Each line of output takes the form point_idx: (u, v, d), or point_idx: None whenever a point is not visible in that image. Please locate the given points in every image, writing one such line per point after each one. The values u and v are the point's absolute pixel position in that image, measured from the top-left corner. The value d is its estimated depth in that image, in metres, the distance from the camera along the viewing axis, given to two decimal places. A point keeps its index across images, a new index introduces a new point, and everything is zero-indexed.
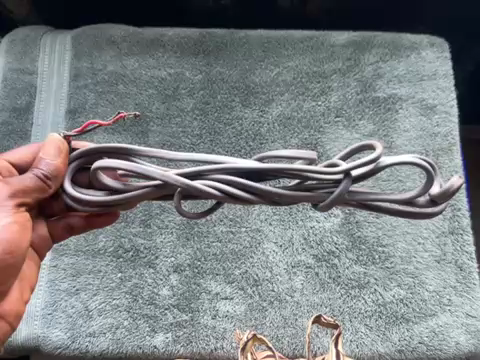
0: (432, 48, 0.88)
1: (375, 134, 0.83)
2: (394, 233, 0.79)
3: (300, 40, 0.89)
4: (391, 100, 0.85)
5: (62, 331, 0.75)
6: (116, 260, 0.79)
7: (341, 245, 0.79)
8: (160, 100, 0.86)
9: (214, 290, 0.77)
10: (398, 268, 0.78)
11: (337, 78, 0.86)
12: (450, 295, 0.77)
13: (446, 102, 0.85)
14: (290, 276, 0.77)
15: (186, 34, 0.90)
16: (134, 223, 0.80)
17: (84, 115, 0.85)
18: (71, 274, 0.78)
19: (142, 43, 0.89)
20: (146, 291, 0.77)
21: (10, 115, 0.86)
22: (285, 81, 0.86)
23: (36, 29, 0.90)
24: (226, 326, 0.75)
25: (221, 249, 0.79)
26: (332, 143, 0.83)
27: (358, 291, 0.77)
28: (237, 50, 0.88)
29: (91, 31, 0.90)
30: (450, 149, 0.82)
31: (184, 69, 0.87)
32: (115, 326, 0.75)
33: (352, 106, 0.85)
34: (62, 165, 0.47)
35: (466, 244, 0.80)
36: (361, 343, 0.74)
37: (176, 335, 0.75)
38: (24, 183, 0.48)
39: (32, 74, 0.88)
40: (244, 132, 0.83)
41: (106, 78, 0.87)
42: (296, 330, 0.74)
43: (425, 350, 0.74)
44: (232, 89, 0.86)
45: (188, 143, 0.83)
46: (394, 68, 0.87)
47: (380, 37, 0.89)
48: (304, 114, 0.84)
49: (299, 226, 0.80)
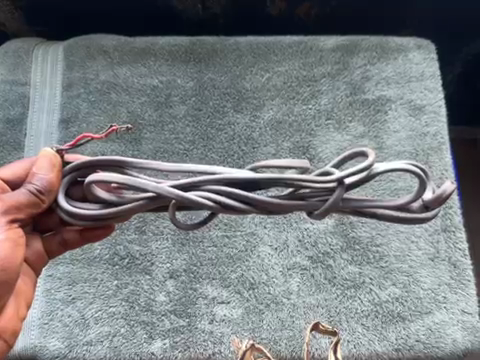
0: (418, 50, 0.89)
1: (366, 136, 0.84)
2: (387, 232, 0.80)
3: (289, 46, 0.89)
4: (380, 101, 0.86)
5: (59, 341, 0.75)
6: (112, 267, 0.79)
7: (336, 246, 0.79)
8: (153, 108, 0.86)
9: (210, 295, 0.77)
10: (393, 267, 0.78)
11: (326, 82, 0.87)
12: (445, 292, 0.78)
13: (434, 103, 0.86)
14: (286, 278, 0.78)
15: (176, 42, 0.90)
16: (129, 230, 0.80)
17: (77, 125, 0.85)
18: (67, 283, 0.78)
19: (134, 52, 0.89)
20: (142, 298, 0.77)
21: (4, 127, 0.85)
22: (275, 86, 0.87)
23: (28, 42, 0.91)
24: (223, 330, 0.75)
25: (216, 254, 0.79)
26: (324, 146, 0.83)
27: (354, 291, 0.77)
28: (227, 57, 0.89)
29: (82, 42, 0.90)
30: (440, 148, 0.83)
31: (176, 77, 0.88)
32: (112, 334, 0.75)
33: (343, 108, 0.85)
34: (56, 180, 0.48)
35: (459, 241, 0.80)
36: (358, 343, 0.75)
37: (174, 341, 0.75)
38: (17, 200, 0.49)
39: (25, 85, 0.88)
40: (236, 137, 0.84)
41: (99, 87, 0.87)
42: (294, 332, 0.75)
43: (423, 348, 0.75)
44: (224, 95, 0.86)
45: (181, 149, 0.84)
46: (383, 70, 0.88)
47: (367, 41, 0.90)
48: (295, 118, 0.85)
49: (294, 229, 0.80)
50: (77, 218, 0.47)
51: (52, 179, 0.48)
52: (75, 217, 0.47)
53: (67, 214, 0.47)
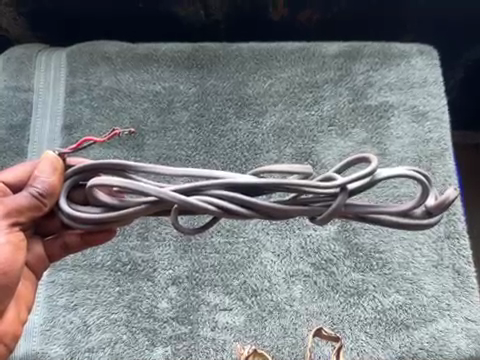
0: (421, 56, 0.89)
1: (369, 142, 0.84)
2: (390, 239, 0.80)
3: (291, 52, 0.89)
4: (383, 107, 0.86)
5: (61, 348, 0.75)
6: (114, 273, 0.78)
7: (339, 252, 0.79)
8: (156, 113, 0.86)
9: (213, 302, 0.77)
10: (396, 273, 0.78)
11: (328, 88, 0.87)
12: (449, 300, 0.77)
13: (436, 109, 0.86)
14: (289, 285, 0.78)
15: (179, 48, 0.90)
16: (131, 236, 0.80)
17: (80, 131, 0.85)
18: (69, 290, 0.78)
19: (136, 58, 0.89)
20: (144, 305, 0.77)
21: (7, 132, 0.85)
22: (278, 92, 0.87)
23: (31, 47, 0.91)
24: (226, 337, 0.75)
25: (219, 260, 0.79)
26: (326, 152, 0.83)
27: (358, 298, 0.77)
28: (230, 63, 0.89)
29: (85, 48, 0.90)
30: (443, 155, 0.83)
31: (178, 83, 0.88)
32: (113, 341, 0.75)
33: (345, 115, 0.85)
34: (57, 183, 0.48)
35: (462, 248, 0.80)
36: (362, 351, 0.74)
37: (176, 348, 0.74)
38: (18, 203, 0.49)
39: (28, 91, 0.87)
40: (239, 143, 0.84)
41: (102, 93, 0.87)
42: (297, 340, 0.75)
43: (426, 355, 0.74)
44: (226, 101, 0.86)
45: (183, 155, 0.83)
46: (385, 76, 0.88)
47: (369, 47, 0.90)
48: (298, 124, 0.85)
49: (297, 235, 0.80)
50: (78, 221, 0.47)
51: (54, 182, 0.47)
52: (76, 221, 0.47)
53: (68, 217, 0.47)
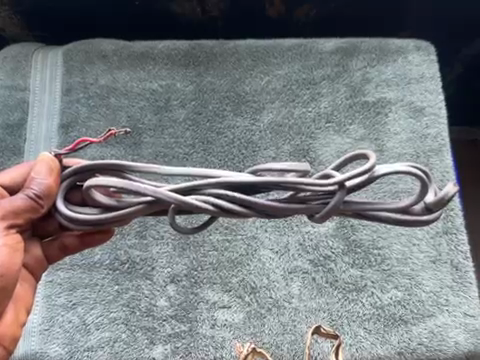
0: (418, 52, 0.89)
1: (366, 139, 0.84)
2: (389, 235, 0.80)
3: (289, 49, 0.89)
4: (380, 103, 0.85)
5: (60, 347, 0.75)
6: (112, 272, 0.78)
7: (337, 249, 0.79)
8: (153, 111, 0.86)
9: (212, 299, 0.77)
10: (394, 269, 0.78)
11: (326, 84, 0.87)
12: (447, 295, 0.77)
13: (434, 104, 0.86)
14: (288, 282, 0.78)
15: (175, 46, 0.90)
16: (130, 235, 0.80)
17: (77, 130, 0.85)
18: (68, 289, 0.78)
19: (133, 56, 0.89)
20: (143, 303, 0.77)
21: (3, 132, 0.85)
22: (275, 89, 0.87)
23: (28, 46, 0.91)
24: (225, 335, 0.75)
25: (217, 258, 0.79)
26: (324, 149, 0.83)
27: (356, 295, 0.77)
28: (227, 60, 0.89)
29: (82, 47, 0.90)
30: (441, 150, 0.83)
31: (175, 80, 0.87)
32: (113, 339, 0.75)
33: (343, 111, 0.85)
34: (54, 184, 0.48)
35: (460, 243, 0.80)
36: (361, 346, 0.74)
37: (175, 346, 0.74)
38: (15, 206, 0.49)
39: (24, 90, 0.87)
40: (236, 141, 0.84)
41: (98, 92, 0.87)
42: (296, 336, 0.75)
43: (425, 351, 0.74)
44: (223, 98, 0.86)
45: (181, 153, 0.83)
46: (382, 72, 0.88)
47: (367, 43, 0.90)
48: (295, 121, 0.85)
49: (295, 232, 0.80)
50: (76, 222, 0.47)
51: (51, 183, 0.48)
52: (74, 222, 0.47)
53: (67, 218, 0.47)
